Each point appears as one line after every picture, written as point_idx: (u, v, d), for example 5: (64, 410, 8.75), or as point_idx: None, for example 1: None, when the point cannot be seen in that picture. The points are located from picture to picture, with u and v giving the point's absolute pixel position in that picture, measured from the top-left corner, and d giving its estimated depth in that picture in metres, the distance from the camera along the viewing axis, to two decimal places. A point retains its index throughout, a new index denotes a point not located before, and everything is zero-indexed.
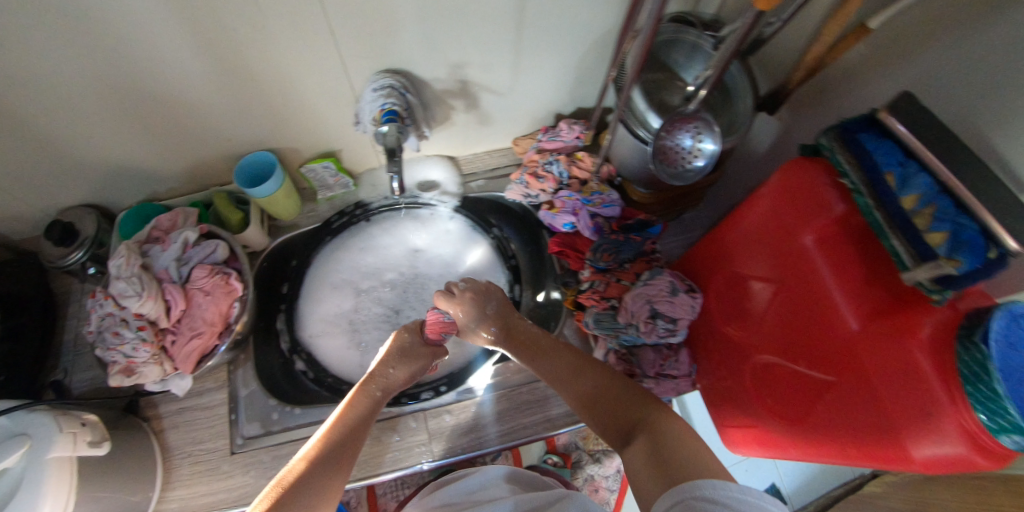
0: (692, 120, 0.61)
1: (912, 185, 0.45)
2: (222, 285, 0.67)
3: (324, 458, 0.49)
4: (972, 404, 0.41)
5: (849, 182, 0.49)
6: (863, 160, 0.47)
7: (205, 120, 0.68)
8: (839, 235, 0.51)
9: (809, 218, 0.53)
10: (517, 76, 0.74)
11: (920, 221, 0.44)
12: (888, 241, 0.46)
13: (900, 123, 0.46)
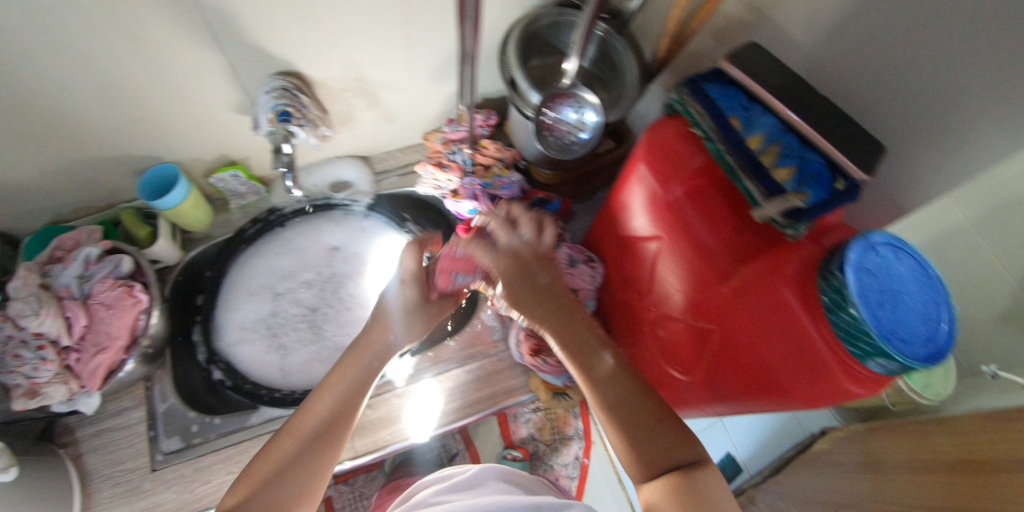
0: (572, 95, 0.63)
1: (756, 127, 0.47)
2: (125, 297, 0.66)
3: (301, 450, 0.47)
4: (837, 331, 0.43)
5: (700, 131, 0.50)
6: (710, 108, 0.49)
7: (98, 137, 0.67)
8: (701, 185, 0.53)
9: (674, 173, 0.54)
10: (413, 71, 0.75)
11: (768, 158, 0.46)
12: (741, 182, 0.48)
13: (738, 71, 0.48)
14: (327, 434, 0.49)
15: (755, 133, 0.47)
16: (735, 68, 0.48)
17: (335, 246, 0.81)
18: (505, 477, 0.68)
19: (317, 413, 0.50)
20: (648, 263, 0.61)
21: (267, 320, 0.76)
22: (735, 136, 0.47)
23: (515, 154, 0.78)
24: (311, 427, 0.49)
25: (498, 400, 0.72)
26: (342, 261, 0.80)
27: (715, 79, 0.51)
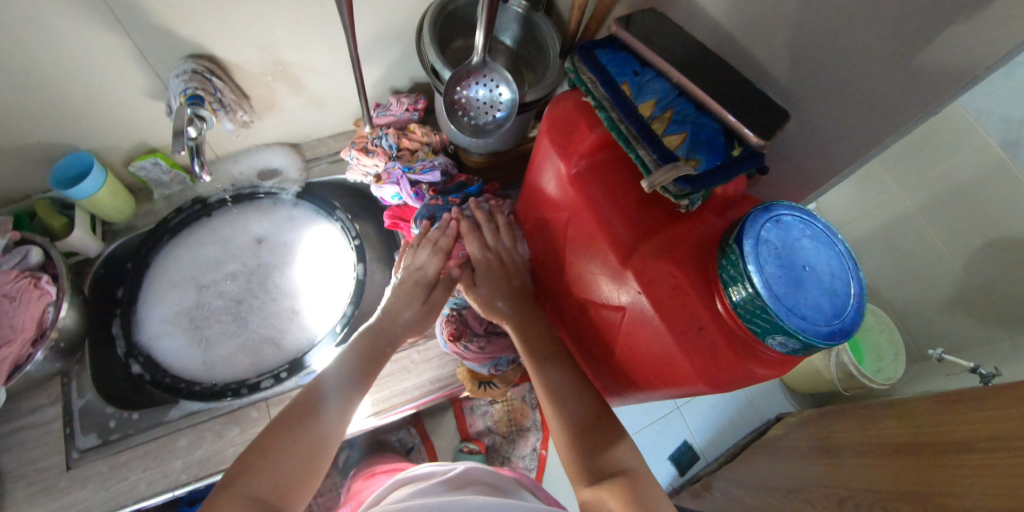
0: (482, 72, 0.60)
1: (645, 94, 0.46)
2: (30, 290, 0.64)
3: (296, 428, 0.49)
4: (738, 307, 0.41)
5: (592, 100, 0.48)
6: (603, 74, 0.47)
7: (1, 127, 0.64)
8: (601, 160, 0.51)
9: (574, 145, 0.51)
10: (336, 53, 0.73)
11: (661, 125, 0.45)
12: (634, 151, 0.45)
13: (632, 39, 0.48)
14: (329, 411, 0.51)
15: (647, 99, 0.46)
16: (631, 35, 0.48)
17: (262, 236, 0.79)
18: (495, 479, 0.61)
19: (315, 391, 0.53)
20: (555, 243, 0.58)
21: (189, 312, 0.74)
22: (627, 103, 0.46)
23: (443, 138, 0.76)
24: (309, 403, 0.51)
25: (431, 388, 0.70)
26: (269, 251, 0.78)
27: (607, 47, 0.50)
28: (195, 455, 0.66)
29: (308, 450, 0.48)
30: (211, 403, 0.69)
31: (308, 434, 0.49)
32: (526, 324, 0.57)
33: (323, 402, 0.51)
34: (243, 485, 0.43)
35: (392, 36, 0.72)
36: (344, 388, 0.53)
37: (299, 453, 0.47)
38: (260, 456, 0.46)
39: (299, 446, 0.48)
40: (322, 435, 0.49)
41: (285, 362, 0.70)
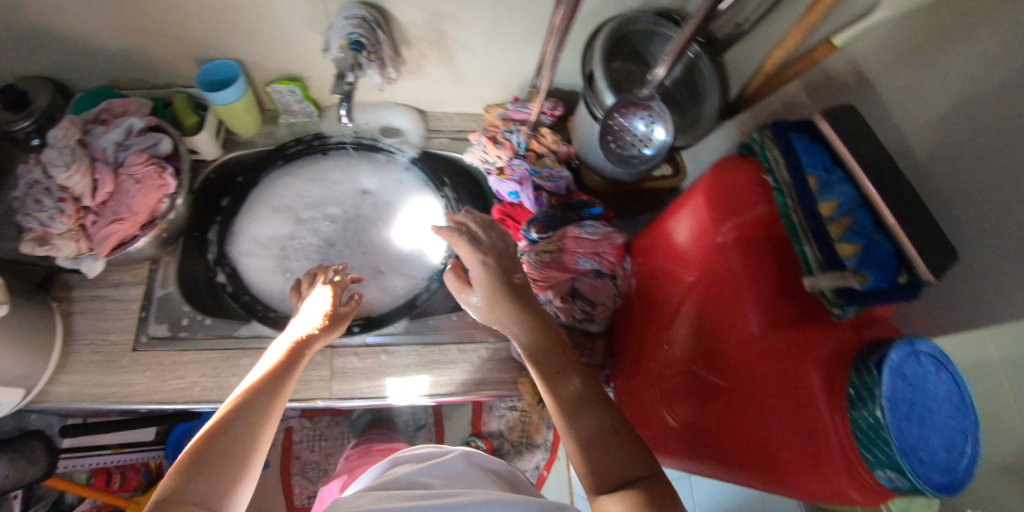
0: (645, 106, 0.60)
1: (832, 193, 0.45)
2: (154, 178, 0.66)
3: (225, 425, 0.43)
4: (856, 430, 0.38)
5: (772, 179, 0.48)
6: (790, 159, 0.47)
7: (170, 18, 0.67)
8: (756, 238, 0.51)
9: (731, 214, 0.52)
10: (492, 37, 0.73)
11: (836, 228, 0.44)
12: (800, 245, 0.45)
13: (832, 132, 0.46)
14: (264, 407, 0.46)
15: (829, 199, 0.45)
16: (831, 126, 0.46)
17: (368, 190, 0.80)
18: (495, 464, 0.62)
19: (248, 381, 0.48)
20: (676, 298, 0.58)
21: (282, 241, 0.76)
22: (809, 196, 0.45)
23: (571, 151, 0.75)
24: (235, 401, 0.45)
25: (485, 389, 0.70)
26: (372, 206, 0.79)
27: (803, 131, 0.48)
28: None
29: (243, 449, 0.42)
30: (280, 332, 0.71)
31: (231, 432, 0.43)
32: (541, 339, 0.49)
33: (259, 393, 0.47)
34: (175, 493, 0.37)
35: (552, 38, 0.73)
36: (278, 377, 0.49)
37: (241, 451, 0.42)
38: (199, 457, 0.40)
39: (239, 444, 0.42)
40: (260, 432, 0.45)
41: (360, 317, 0.71)
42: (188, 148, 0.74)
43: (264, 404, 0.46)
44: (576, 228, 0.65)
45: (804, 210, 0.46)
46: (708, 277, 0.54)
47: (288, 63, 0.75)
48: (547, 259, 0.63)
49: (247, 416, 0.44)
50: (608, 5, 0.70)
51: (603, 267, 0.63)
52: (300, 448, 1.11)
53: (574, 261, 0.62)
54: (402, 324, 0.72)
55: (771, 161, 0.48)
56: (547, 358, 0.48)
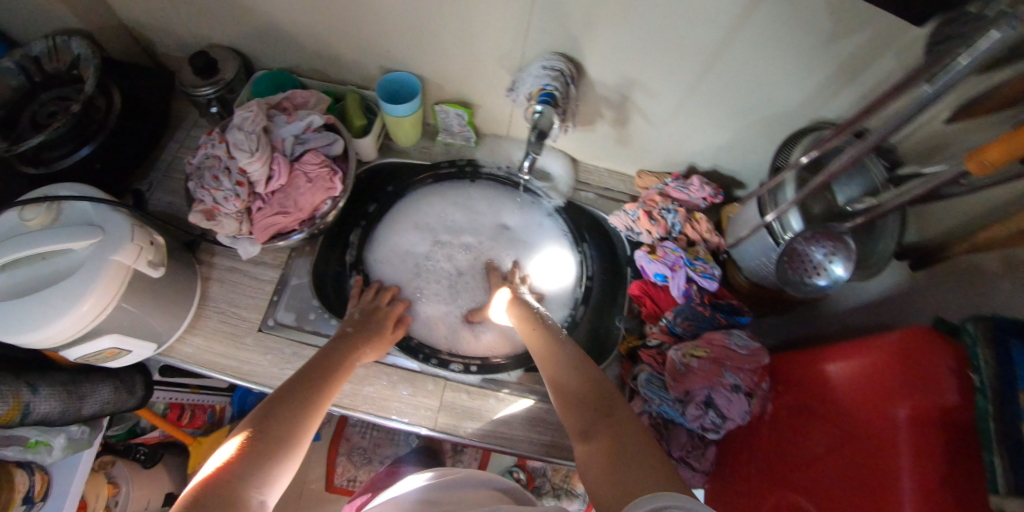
0: (835, 239, 0.60)
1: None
2: (326, 179, 0.69)
3: (248, 444, 0.47)
4: None
5: (976, 378, 0.44)
6: (1003, 365, 0.43)
7: (380, 27, 0.71)
8: (935, 423, 0.46)
9: (912, 391, 0.48)
10: (670, 112, 0.75)
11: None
12: (988, 454, 0.42)
13: None
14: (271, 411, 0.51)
15: None
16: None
17: (508, 226, 0.85)
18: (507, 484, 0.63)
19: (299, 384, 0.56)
20: (824, 448, 0.55)
21: (418, 257, 0.82)
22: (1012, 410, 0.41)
23: (720, 243, 0.79)
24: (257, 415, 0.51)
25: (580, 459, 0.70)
26: (508, 240, 0.84)
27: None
28: (364, 389, 0.70)
29: (291, 442, 0.49)
30: (399, 354, 0.73)
31: (259, 437, 0.48)
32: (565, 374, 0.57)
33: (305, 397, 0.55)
34: (234, 470, 0.44)
35: (730, 124, 0.75)
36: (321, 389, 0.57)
37: (284, 441, 0.49)
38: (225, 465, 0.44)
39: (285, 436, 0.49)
40: (301, 430, 0.51)
41: (478, 357, 0.75)
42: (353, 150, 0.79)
43: (304, 410, 0.53)
44: (724, 335, 0.65)
45: (1006, 423, 0.41)
46: (863, 440, 0.51)
47: (467, 88, 0.79)
48: (694, 362, 0.63)
49: (294, 417, 0.52)
50: (796, 113, 0.70)
51: (743, 384, 0.62)
52: (352, 431, 1.19)
53: (721, 372, 0.61)
54: (518, 374, 0.74)
55: (979, 357, 0.45)
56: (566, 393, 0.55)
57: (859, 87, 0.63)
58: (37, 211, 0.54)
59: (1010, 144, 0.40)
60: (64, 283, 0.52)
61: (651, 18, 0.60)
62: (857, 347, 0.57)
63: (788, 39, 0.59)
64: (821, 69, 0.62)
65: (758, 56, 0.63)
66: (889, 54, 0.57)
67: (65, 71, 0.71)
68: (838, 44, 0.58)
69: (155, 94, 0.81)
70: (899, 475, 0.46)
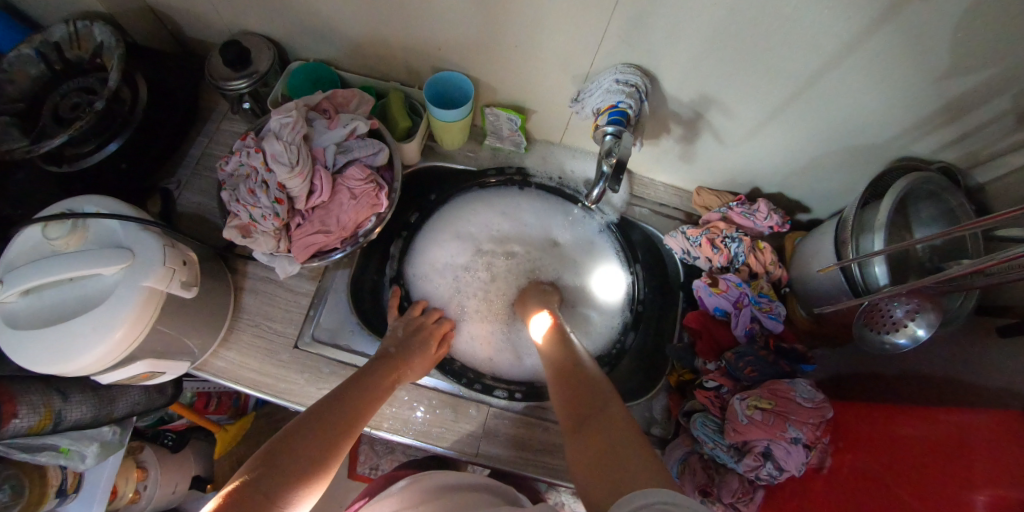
0: (924, 297, 0.56)
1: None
2: (371, 195, 0.63)
3: (277, 454, 0.45)
4: None
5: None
6: None
7: (433, 25, 0.64)
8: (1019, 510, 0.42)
9: (1006, 480, 0.44)
10: (742, 134, 0.69)
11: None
12: None
13: None
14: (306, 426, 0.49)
15: None
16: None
17: (557, 240, 0.82)
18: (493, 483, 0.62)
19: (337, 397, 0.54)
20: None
21: (463, 269, 0.79)
22: None
23: (782, 275, 0.75)
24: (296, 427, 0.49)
25: None
26: (554, 255, 0.82)
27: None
28: (404, 413, 0.68)
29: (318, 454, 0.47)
30: (439, 375, 0.71)
31: (287, 453, 0.45)
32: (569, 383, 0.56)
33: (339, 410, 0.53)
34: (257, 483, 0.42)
35: (809, 152, 0.69)
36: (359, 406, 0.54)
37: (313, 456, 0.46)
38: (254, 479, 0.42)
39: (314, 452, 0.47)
40: (331, 446, 0.49)
41: (523, 384, 0.72)
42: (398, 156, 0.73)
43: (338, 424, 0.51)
44: (790, 385, 0.61)
45: None
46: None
47: (522, 94, 0.73)
48: (757, 415, 0.59)
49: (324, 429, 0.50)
50: (884, 146, 0.64)
51: (806, 437, 0.57)
52: None
53: (784, 426, 0.57)
54: None
55: None
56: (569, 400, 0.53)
57: (964, 127, 0.57)
58: (62, 229, 0.49)
59: None
60: (96, 313, 0.47)
61: (745, 39, 0.54)
62: (940, 421, 0.54)
63: (897, 72, 0.53)
64: (926, 105, 0.56)
65: (858, 86, 0.56)
66: (1010, 96, 0.51)
67: (88, 60, 0.65)
68: (952, 81, 0.52)
69: (184, 83, 0.74)
70: None
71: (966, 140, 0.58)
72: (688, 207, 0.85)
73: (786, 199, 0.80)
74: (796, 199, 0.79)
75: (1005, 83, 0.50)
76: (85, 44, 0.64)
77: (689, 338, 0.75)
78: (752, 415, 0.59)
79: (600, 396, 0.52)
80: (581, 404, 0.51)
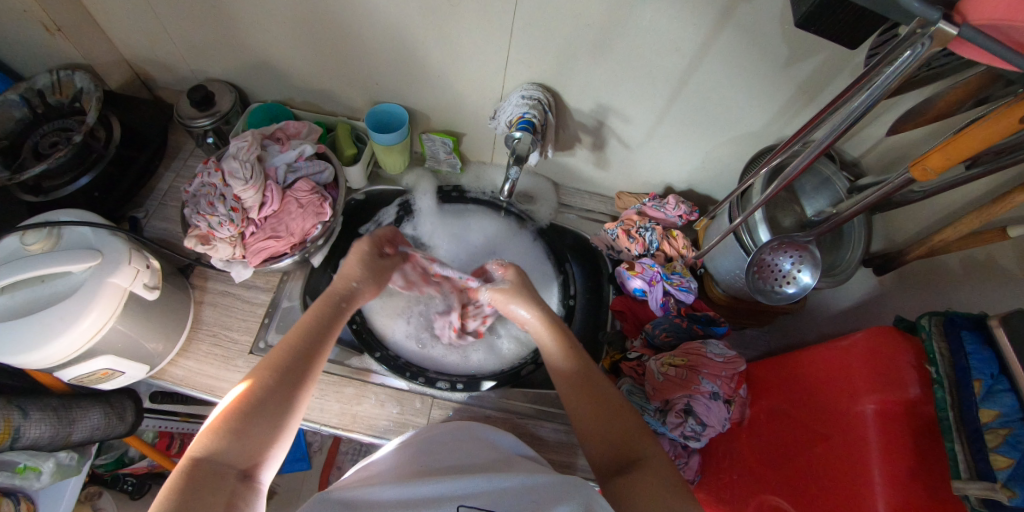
0: (800, 247, 0.63)
1: (997, 402, 0.41)
2: (316, 205, 0.72)
3: (196, 475, 0.44)
4: None
5: (933, 371, 0.46)
6: (956, 357, 0.45)
7: (369, 62, 0.77)
8: (902, 418, 0.47)
9: (877, 386, 0.50)
10: (642, 134, 0.80)
11: (991, 438, 0.40)
12: (949, 442, 0.43)
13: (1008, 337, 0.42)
14: (231, 427, 0.47)
15: (990, 406, 0.41)
16: (1006, 334, 0.42)
17: (497, 253, 0.91)
18: (501, 440, 0.67)
19: (280, 358, 0.54)
20: (801, 449, 0.56)
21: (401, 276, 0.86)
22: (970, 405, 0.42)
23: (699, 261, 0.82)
24: (222, 430, 0.47)
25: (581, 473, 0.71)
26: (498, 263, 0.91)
27: (978, 331, 0.46)
28: (353, 409, 0.72)
29: (270, 429, 0.49)
30: (389, 374, 0.75)
31: (208, 464, 0.45)
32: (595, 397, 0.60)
33: (284, 380, 0.52)
34: (213, 456, 0.45)
35: (699, 149, 0.81)
36: (297, 365, 0.54)
37: (270, 429, 0.49)
38: (180, 492, 0.42)
39: (269, 426, 0.49)
40: (282, 418, 0.51)
41: (464, 375, 0.76)
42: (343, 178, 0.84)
43: (286, 391, 0.52)
44: (702, 345, 0.67)
45: (961, 411, 0.43)
46: (836, 437, 0.52)
47: (453, 118, 0.85)
48: (671, 371, 0.65)
49: (272, 401, 0.50)
50: (762, 134, 0.75)
51: (722, 391, 0.64)
52: (344, 459, 1.18)
53: (698, 380, 0.63)
54: (503, 391, 0.77)
55: (931, 346, 0.48)
56: (599, 416, 0.59)
57: (819, 106, 0.67)
58: (38, 236, 0.57)
59: (947, 151, 0.43)
60: (62, 306, 0.54)
61: (620, 50, 0.66)
62: (829, 348, 0.58)
63: (749, 66, 0.64)
64: (783, 90, 0.66)
65: (724, 81, 0.67)
66: (844, 75, 0.62)
67: (67, 104, 0.77)
68: (795, 67, 0.63)
69: (154, 125, 0.86)
70: (872, 464, 0.47)
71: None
72: (613, 210, 0.96)
73: (694, 196, 0.92)
74: (707, 192, 0.90)
75: (816, 73, 0.63)
76: (65, 90, 0.77)
77: (619, 323, 0.82)
78: (680, 376, 0.64)
79: (620, 425, 0.58)
80: (603, 424, 0.58)
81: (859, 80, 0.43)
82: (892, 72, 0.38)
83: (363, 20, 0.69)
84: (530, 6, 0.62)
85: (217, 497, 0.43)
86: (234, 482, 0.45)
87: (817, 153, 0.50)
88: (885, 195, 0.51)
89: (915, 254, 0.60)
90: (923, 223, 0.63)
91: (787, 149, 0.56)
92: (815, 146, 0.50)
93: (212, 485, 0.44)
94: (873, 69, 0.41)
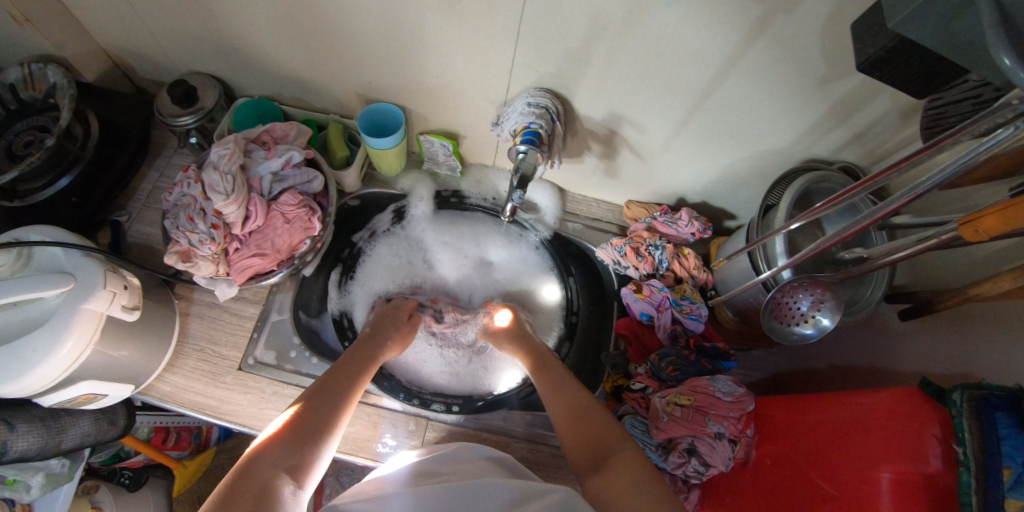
0: (823, 287, 0.58)
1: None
2: (304, 219, 0.68)
3: (248, 472, 0.46)
4: None
5: (961, 450, 0.42)
6: (987, 440, 0.41)
7: (361, 59, 0.70)
8: (920, 492, 0.43)
9: (895, 454, 0.46)
10: (657, 145, 0.74)
11: None
12: None
13: None
14: (289, 437, 0.51)
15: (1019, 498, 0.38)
16: None
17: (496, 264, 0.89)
18: (495, 454, 0.64)
19: (329, 381, 0.59)
20: (806, 507, 0.53)
21: (404, 269, 0.87)
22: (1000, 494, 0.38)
23: (709, 279, 0.78)
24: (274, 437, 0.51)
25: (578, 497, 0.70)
26: (495, 273, 0.89)
27: (1014, 411, 0.41)
28: (345, 430, 0.70)
29: (312, 444, 0.52)
30: (382, 394, 0.73)
31: (260, 467, 0.47)
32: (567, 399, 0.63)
33: (330, 399, 0.57)
34: (265, 460, 0.48)
35: (717, 163, 0.74)
36: (342, 392, 0.58)
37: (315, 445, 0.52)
38: (231, 490, 0.44)
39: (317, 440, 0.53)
40: (325, 436, 0.54)
41: (460, 397, 0.75)
42: (335, 182, 0.80)
43: (330, 411, 0.56)
44: (709, 381, 0.64)
45: (984, 496, 0.39)
46: (847, 500, 0.48)
47: (453, 121, 0.80)
48: (677, 411, 0.62)
49: (316, 417, 0.54)
50: (787, 152, 0.68)
51: (728, 431, 0.61)
52: None
53: (704, 422, 0.60)
54: (499, 413, 0.75)
55: (960, 422, 0.43)
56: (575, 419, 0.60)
57: (852, 128, 0.61)
58: (6, 257, 0.54)
59: (1005, 216, 0.37)
60: (35, 335, 0.51)
61: (638, 58, 0.59)
62: (848, 402, 0.54)
63: (779, 82, 0.57)
64: (815, 110, 0.60)
65: (751, 95, 0.60)
66: (886, 97, 0.55)
67: (40, 99, 0.72)
68: (831, 86, 0.56)
69: (136, 121, 0.81)
70: None
71: (861, 138, 0.61)
72: (621, 219, 0.90)
73: (707, 208, 0.85)
74: (721, 206, 0.84)
75: (858, 94, 0.56)
76: (38, 85, 0.71)
77: (622, 345, 0.78)
78: (685, 417, 0.61)
79: (599, 429, 0.58)
80: (580, 426, 0.59)
81: (931, 145, 0.36)
82: (981, 146, 0.32)
83: (355, 16, 0.62)
84: (539, 7, 0.55)
85: (267, 496, 0.45)
86: (285, 489, 0.46)
87: (877, 218, 0.42)
88: (927, 248, 0.46)
89: (948, 303, 0.55)
90: (957, 264, 0.58)
91: (844, 200, 0.46)
92: (877, 210, 0.42)
93: (261, 483, 0.46)
94: (950, 136, 0.34)
